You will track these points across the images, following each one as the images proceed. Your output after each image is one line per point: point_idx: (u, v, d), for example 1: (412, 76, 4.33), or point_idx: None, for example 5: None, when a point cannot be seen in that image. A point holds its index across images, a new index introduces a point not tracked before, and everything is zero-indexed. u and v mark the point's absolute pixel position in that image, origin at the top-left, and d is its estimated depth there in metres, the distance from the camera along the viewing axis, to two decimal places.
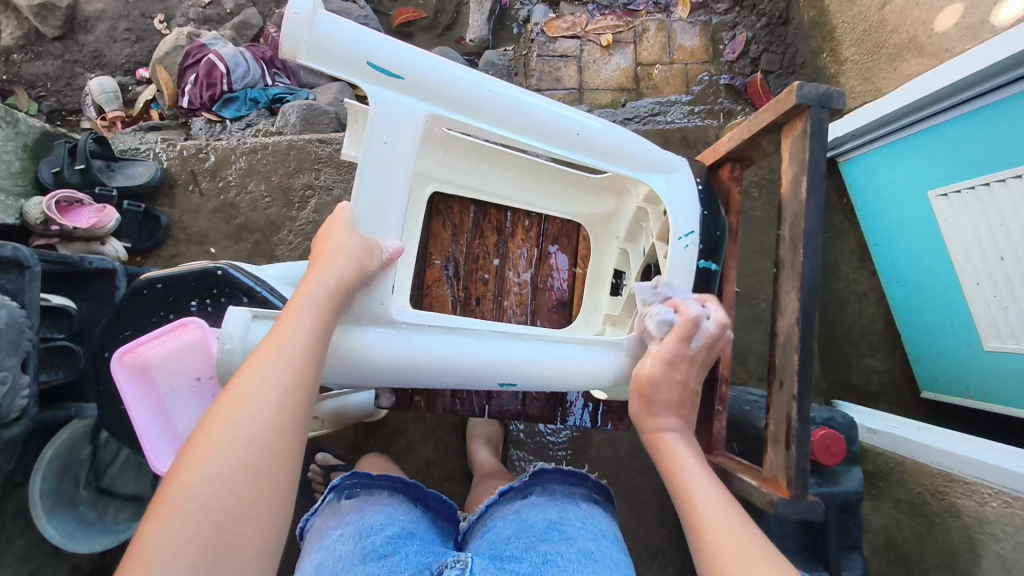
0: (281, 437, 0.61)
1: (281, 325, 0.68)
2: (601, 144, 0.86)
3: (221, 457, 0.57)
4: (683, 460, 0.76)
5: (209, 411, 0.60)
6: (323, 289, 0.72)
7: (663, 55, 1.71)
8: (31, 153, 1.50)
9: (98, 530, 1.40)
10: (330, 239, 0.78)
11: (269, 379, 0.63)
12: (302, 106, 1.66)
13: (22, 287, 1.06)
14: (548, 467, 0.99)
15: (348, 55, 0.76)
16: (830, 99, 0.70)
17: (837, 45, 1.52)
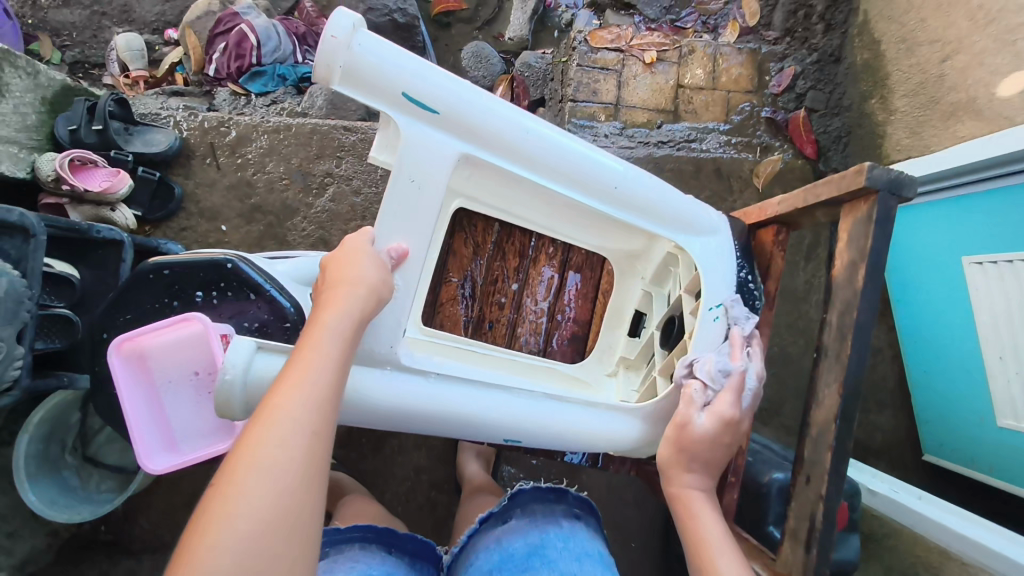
0: (313, 479, 0.58)
1: (302, 360, 0.65)
2: (636, 200, 0.84)
3: (252, 511, 0.54)
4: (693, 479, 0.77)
5: (235, 460, 0.57)
6: (344, 322, 0.69)
7: (706, 79, 1.65)
8: (49, 106, 1.46)
9: (78, 499, 1.38)
10: (348, 266, 0.74)
11: (295, 424, 0.60)
12: (331, 89, 1.63)
13: (25, 254, 1.03)
14: (525, 488, 0.97)
15: (383, 84, 0.74)
16: (901, 185, 0.68)
17: (889, 93, 1.46)
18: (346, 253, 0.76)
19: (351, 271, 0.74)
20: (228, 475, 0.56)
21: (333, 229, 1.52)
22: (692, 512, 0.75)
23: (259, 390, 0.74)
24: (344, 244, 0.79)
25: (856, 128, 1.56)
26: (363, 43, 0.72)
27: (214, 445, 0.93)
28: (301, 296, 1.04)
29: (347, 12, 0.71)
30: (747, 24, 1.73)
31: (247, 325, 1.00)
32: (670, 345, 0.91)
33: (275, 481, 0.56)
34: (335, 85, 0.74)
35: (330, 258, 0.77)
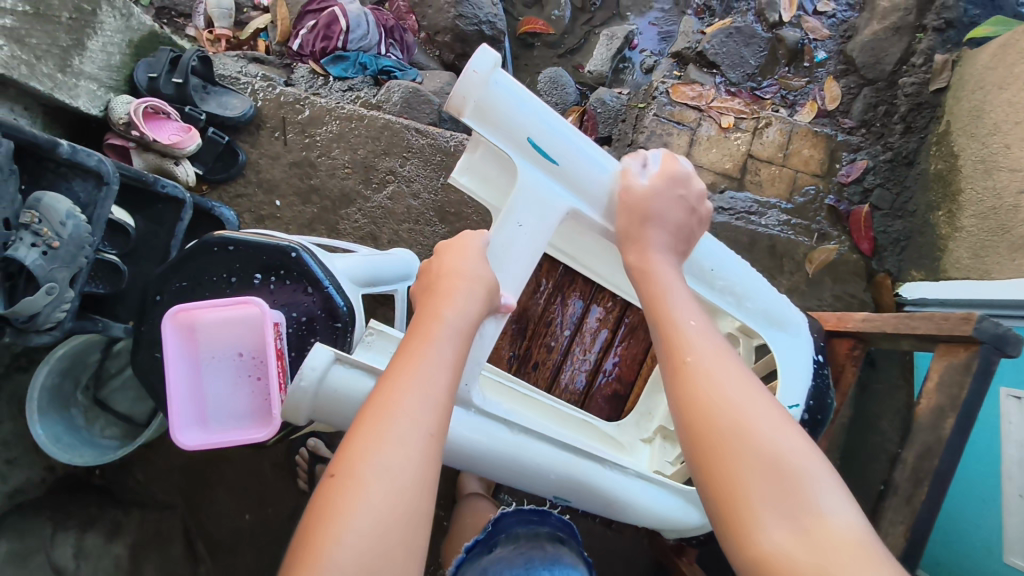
0: (427, 486, 0.59)
1: (418, 352, 0.65)
2: (728, 285, 0.87)
3: (372, 506, 0.56)
4: (652, 265, 0.76)
5: (352, 449, 0.59)
6: (459, 325, 0.69)
7: (777, 154, 1.66)
8: (133, 50, 1.46)
9: (82, 441, 1.37)
10: (459, 263, 0.76)
11: (414, 420, 0.61)
12: (409, 87, 1.63)
13: (94, 201, 1.03)
14: (508, 512, 0.95)
15: (511, 127, 0.77)
16: (1006, 342, 0.80)
17: (958, 209, 1.46)
18: (461, 254, 0.77)
19: (465, 272, 0.75)
20: (346, 471, 0.58)
21: (385, 226, 1.52)
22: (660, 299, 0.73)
23: (326, 402, 0.70)
24: (454, 244, 0.79)
25: (917, 235, 1.57)
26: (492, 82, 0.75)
27: (242, 428, 0.92)
28: (352, 295, 1.05)
29: (489, 51, 0.74)
30: (825, 107, 1.75)
31: (297, 315, 1.00)
32: None
33: (393, 483, 0.57)
34: (463, 116, 0.77)
35: (446, 256, 0.78)
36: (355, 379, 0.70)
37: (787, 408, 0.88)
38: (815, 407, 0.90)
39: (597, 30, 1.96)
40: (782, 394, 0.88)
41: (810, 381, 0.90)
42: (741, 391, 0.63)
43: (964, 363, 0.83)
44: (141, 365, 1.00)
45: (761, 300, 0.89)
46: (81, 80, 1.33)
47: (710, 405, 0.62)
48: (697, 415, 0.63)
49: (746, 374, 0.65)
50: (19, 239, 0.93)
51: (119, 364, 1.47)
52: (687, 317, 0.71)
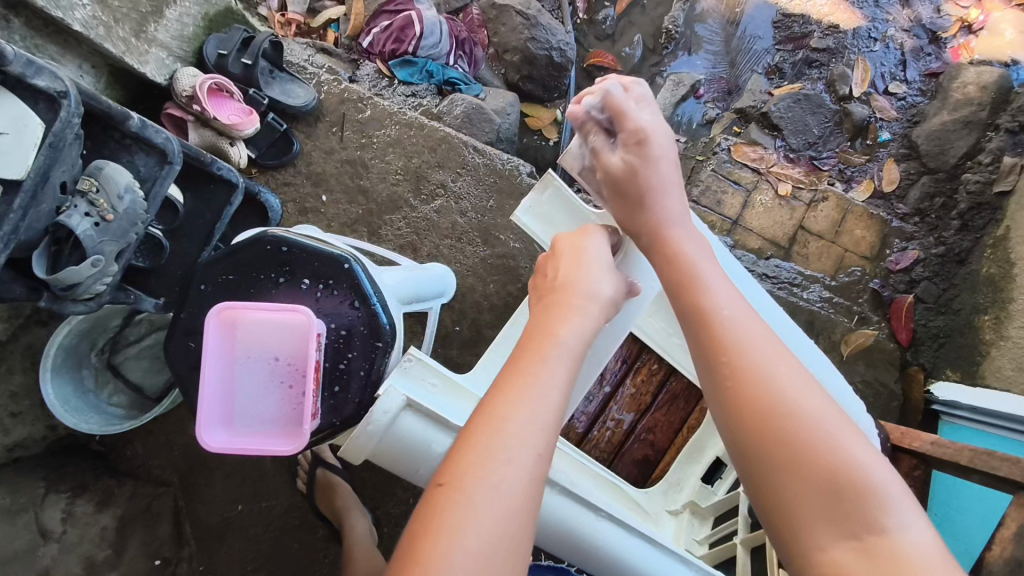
0: (534, 503, 0.60)
1: (534, 366, 0.67)
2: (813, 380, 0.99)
3: (480, 521, 0.57)
4: (685, 247, 0.81)
5: (465, 458, 0.61)
6: (572, 335, 0.72)
7: (829, 230, 1.63)
8: (207, 23, 1.44)
9: (89, 405, 1.35)
10: (575, 273, 0.80)
11: (523, 437, 0.62)
12: (472, 103, 1.62)
13: (155, 177, 1.01)
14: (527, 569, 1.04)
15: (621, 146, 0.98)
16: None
17: (1007, 317, 1.43)
18: (580, 264, 0.81)
19: (584, 287, 0.78)
20: (454, 483, 0.60)
21: (426, 239, 1.49)
22: (696, 278, 0.77)
23: (387, 443, 0.87)
24: (571, 247, 0.85)
25: (957, 334, 1.54)
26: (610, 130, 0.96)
27: (269, 435, 0.90)
28: (394, 312, 1.03)
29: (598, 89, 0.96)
30: (882, 188, 1.73)
31: (338, 327, 0.97)
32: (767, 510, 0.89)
33: (504, 497, 0.59)
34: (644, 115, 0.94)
35: (563, 266, 0.82)
36: (417, 427, 0.86)
37: None
38: None
39: (664, 74, 1.94)
40: None
41: None
42: (792, 376, 0.68)
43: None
44: (172, 351, 0.97)
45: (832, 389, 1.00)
46: (152, 47, 1.31)
47: (770, 391, 0.66)
48: (742, 395, 0.67)
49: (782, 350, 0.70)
50: (74, 205, 0.91)
51: (137, 334, 1.44)
52: (720, 284, 0.76)
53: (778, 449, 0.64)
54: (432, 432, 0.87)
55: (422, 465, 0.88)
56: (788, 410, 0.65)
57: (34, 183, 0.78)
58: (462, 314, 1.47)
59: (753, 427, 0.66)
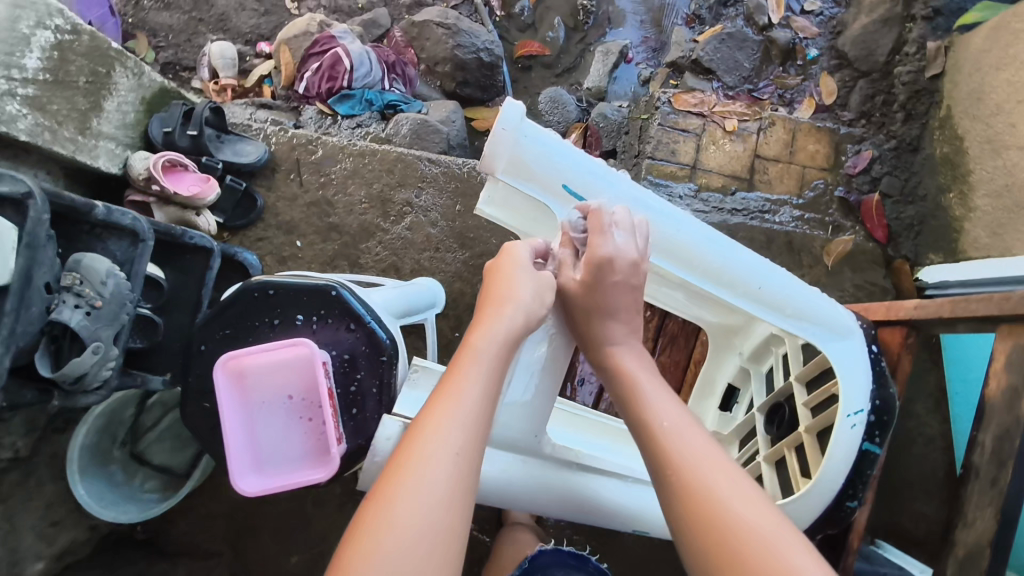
0: (457, 501, 0.64)
1: (455, 382, 0.72)
2: (775, 299, 0.90)
3: (404, 530, 0.60)
4: (630, 364, 0.84)
5: (391, 473, 0.65)
6: (494, 339, 0.76)
7: (784, 152, 1.68)
8: (146, 106, 1.47)
9: (123, 496, 1.36)
10: (506, 284, 0.82)
11: (448, 446, 0.66)
12: (417, 119, 1.66)
13: (133, 257, 1.03)
14: (547, 551, 1.06)
15: (546, 176, 0.90)
16: None
17: (970, 190, 1.48)
18: (505, 277, 0.84)
19: (505, 295, 0.81)
20: (377, 497, 0.63)
21: (406, 256, 1.53)
22: (637, 392, 0.81)
23: None
24: (498, 263, 0.88)
25: (929, 219, 1.59)
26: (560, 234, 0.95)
27: (302, 470, 0.93)
28: (390, 326, 1.06)
29: (513, 104, 0.84)
30: (823, 102, 1.77)
31: (340, 353, 1.00)
32: (782, 430, 0.95)
33: (427, 501, 0.63)
34: (497, 170, 0.90)
35: (493, 282, 0.85)
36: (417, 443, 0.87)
37: (853, 416, 0.84)
38: (880, 408, 0.85)
39: (592, 47, 1.99)
40: (845, 400, 0.84)
41: (870, 382, 0.86)
42: (729, 476, 0.70)
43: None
44: (191, 415, 0.99)
45: (800, 302, 0.90)
46: (101, 141, 1.35)
47: (709, 491, 0.69)
48: (687, 499, 0.70)
49: (723, 458, 0.73)
50: (62, 301, 0.93)
51: (153, 418, 1.45)
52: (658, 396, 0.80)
53: (710, 542, 0.66)
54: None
55: None
56: (724, 509, 0.67)
57: (21, 286, 0.81)
58: (458, 319, 1.51)
59: (697, 522, 0.68)
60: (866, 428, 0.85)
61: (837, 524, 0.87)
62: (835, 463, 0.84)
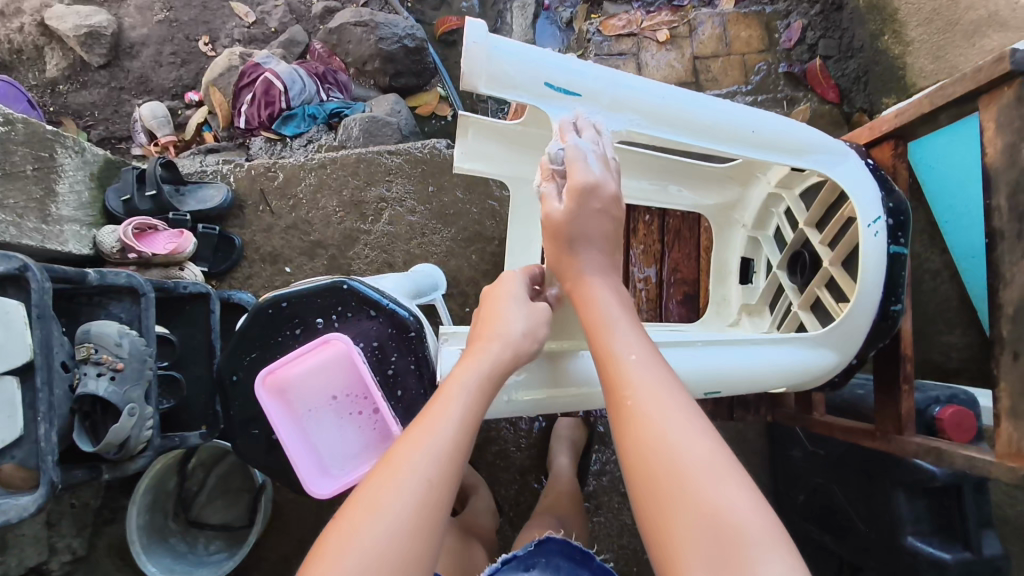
0: (423, 526, 0.64)
1: (436, 407, 0.74)
2: (771, 139, 0.89)
3: (360, 548, 0.62)
4: (599, 304, 0.78)
5: (356, 493, 0.67)
6: (480, 371, 0.78)
7: (720, 46, 1.71)
8: (98, 181, 1.45)
9: (193, 563, 1.35)
10: (496, 319, 0.84)
11: (418, 471, 0.67)
12: (364, 118, 1.65)
13: (138, 315, 1.03)
14: (556, 536, 0.91)
15: (528, 76, 0.81)
16: None
17: (902, 26, 1.53)
18: (497, 309, 0.85)
19: (497, 326, 0.83)
20: (341, 517, 0.65)
21: (396, 250, 1.53)
22: (605, 328, 0.75)
23: None
24: (493, 294, 0.89)
25: (873, 65, 1.61)
26: (569, 168, 0.83)
27: (367, 463, 0.94)
28: (410, 305, 1.05)
29: (476, 21, 0.78)
30: None
31: (369, 343, 0.99)
32: (804, 276, 0.99)
33: (400, 504, 0.65)
34: (479, 91, 0.81)
35: (487, 312, 0.87)
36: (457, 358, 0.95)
37: (872, 225, 0.87)
38: (895, 212, 0.88)
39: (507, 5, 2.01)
40: (860, 212, 0.87)
41: (878, 189, 0.89)
42: (679, 421, 0.64)
43: (1015, 97, 0.80)
44: (243, 446, 0.99)
45: (793, 135, 0.89)
46: (64, 225, 1.33)
47: (659, 435, 0.63)
48: (636, 454, 0.64)
49: (678, 400, 0.67)
50: (85, 373, 0.93)
51: (198, 480, 1.46)
52: (625, 336, 0.73)
53: (655, 501, 0.61)
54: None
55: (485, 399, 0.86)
56: (675, 464, 0.61)
57: (44, 358, 0.81)
58: (465, 295, 1.52)
59: (646, 483, 0.62)
60: (887, 233, 0.87)
61: (886, 334, 0.90)
62: (870, 276, 0.87)
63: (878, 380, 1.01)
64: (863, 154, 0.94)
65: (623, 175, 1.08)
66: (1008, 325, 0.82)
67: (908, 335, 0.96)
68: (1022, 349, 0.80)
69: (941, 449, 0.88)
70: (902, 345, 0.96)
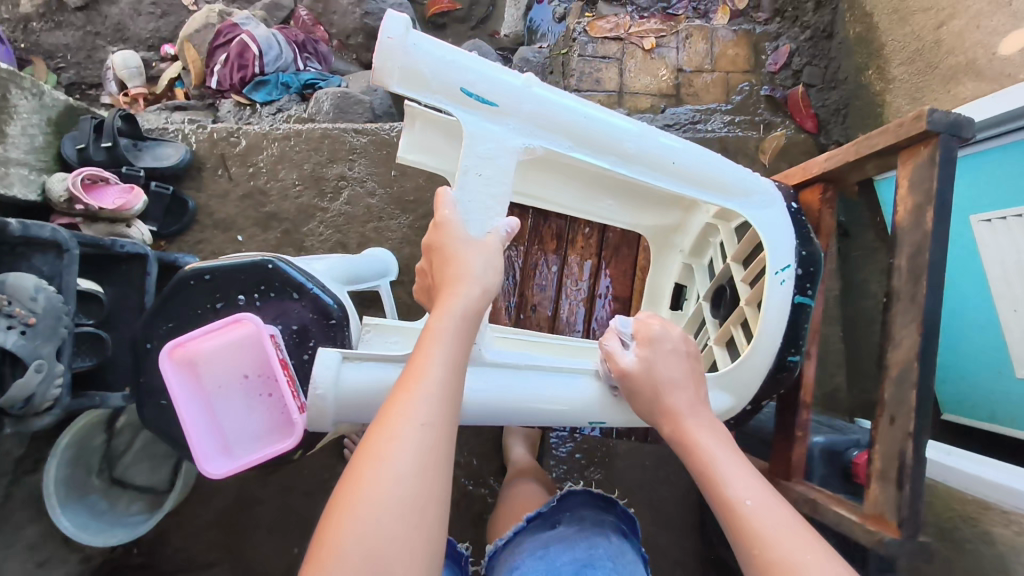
0: (429, 471, 0.62)
1: (418, 358, 0.69)
2: (695, 174, 0.90)
3: (376, 507, 0.59)
4: (704, 440, 0.78)
5: (361, 448, 0.63)
6: (455, 313, 0.73)
7: (706, 62, 1.69)
8: (54, 127, 1.42)
9: (108, 522, 1.33)
10: (455, 262, 0.77)
11: (413, 417, 0.64)
12: (336, 93, 1.62)
13: (59, 270, 1.01)
14: (577, 491, 1.01)
15: (443, 78, 0.79)
16: (959, 126, 0.81)
17: (886, 63, 1.50)
18: (453, 255, 0.77)
19: (457, 272, 0.76)
20: (351, 474, 0.62)
21: (351, 231, 1.52)
22: (712, 466, 0.75)
23: (346, 400, 0.80)
24: (434, 244, 0.80)
25: (853, 99, 1.59)
26: (467, 193, 0.83)
27: (268, 446, 0.92)
28: (337, 292, 1.04)
29: (398, 15, 0.76)
30: (737, 7, 1.75)
31: (288, 326, 0.98)
32: (722, 314, 1.02)
33: (394, 490, 0.60)
34: (390, 85, 0.78)
35: (436, 259, 0.79)
36: (364, 374, 0.80)
37: (780, 274, 0.90)
38: (804, 267, 0.91)
39: None
40: (771, 260, 0.90)
41: (794, 242, 0.92)
42: (815, 560, 0.65)
43: (929, 158, 0.83)
44: (151, 416, 0.98)
45: (727, 175, 0.92)
46: (10, 167, 1.30)
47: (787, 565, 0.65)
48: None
49: (802, 534, 0.67)
50: None
51: (125, 441, 1.44)
52: (730, 470, 0.74)
53: None
54: (384, 367, 0.81)
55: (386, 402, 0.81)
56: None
57: None
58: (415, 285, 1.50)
59: None
60: (794, 283, 0.91)
61: (781, 385, 0.94)
62: (772, 323, 0.90)
63: (780, 419, 1.02)
64: (788, 197, 0.97)
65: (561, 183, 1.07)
66: (892, 388, 0.84)
67: (809, 384, 0.97)
68: (898, 415, 0.83)
69: (818, 501, 0.90)
70: (803, 391, 0.97)
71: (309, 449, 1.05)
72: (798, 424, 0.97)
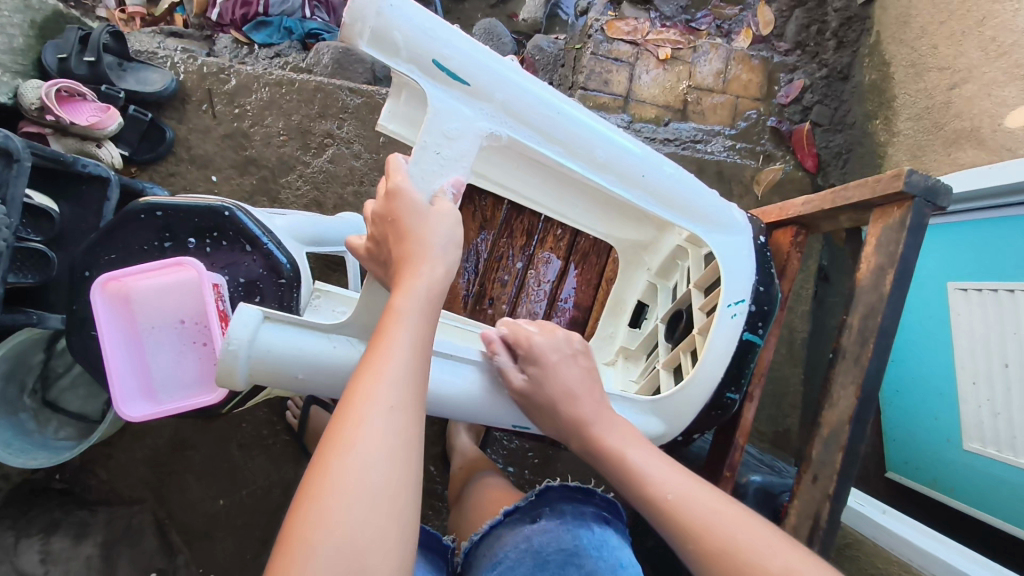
0: (399, 458, 0.59)
1: (383, 340, 0.66)
2: (664, 192, 0.89)
3: (349, 494, 0.56)
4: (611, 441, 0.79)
5: (329, 433, 0.60)
6: (418, 295, 0.69)
7: (718, 82, 1.66)
8: (37, 31, 1.37)
9: (35, 444, 1.26)
10: (408, 235, 0.72)
11: (382, 402, 0.61)
12: (338, 48, 1.57)
13: (6, 180, 0.96)
14: (554, 485, 0.94)
15: (416, 46, 0.76)
16: (936, 193, 0.81)
17: (894, 115, 1.48)
18: (405, 228, 0.73)
19: (413, 247, 0.72)
20: (319, 462, 0.59)
21: (329, 191, 1.48)
22: (627, 467, 0.77)
23: (261, 362, 0.75)
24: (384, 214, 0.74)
25: (857, 146, 1.58)
26: (420, 163, 0.77)
27: (191, 397, 0.90)
28: (293, 252, 1.00)
29: None
30: (760, 33, 1.74)
31: (235, 278, 0.95)
32: (674, 340, 1.01)
33: (368, 476, 0.57)
34: (359, 42, 0.75)
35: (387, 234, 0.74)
36: (285, 337, 0.75)
37: (733, 307, 0.89)
38: (758, 306, 0.91)
39: None
40: (726, 291, 0.89)
41: (754, 280, 0.92)
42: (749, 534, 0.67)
43: (900, 220, 0.82)
44: (80, 348, 0.94)
45: (698, 200, 0.90)
46: None
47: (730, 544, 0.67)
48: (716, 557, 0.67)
49: (741, 514, 0.70)
50: None
51: (65, 363, 1.37)
52: (650, 464, 0.76)
53: None
54: (307, 334, 0.76)
55: (303, 368, 0.76)
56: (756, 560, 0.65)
57: None
58: None
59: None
60: (746, 317, 0.90)
61: (716, 418, 0.94)
62: (717, 355, 0.89)
63: (712, 455, 1.03)
64: (757, 230, 0.96)
65: (535, 178, 1.05)
66: (819, 446, 0.86)
67: (747, 428, 0.97)
68: (820, 477, 0.85)
69: None
70: (739, 434, 0.98)
71: (239, 407, 1.02)
72: (727, 465, 0.98)
